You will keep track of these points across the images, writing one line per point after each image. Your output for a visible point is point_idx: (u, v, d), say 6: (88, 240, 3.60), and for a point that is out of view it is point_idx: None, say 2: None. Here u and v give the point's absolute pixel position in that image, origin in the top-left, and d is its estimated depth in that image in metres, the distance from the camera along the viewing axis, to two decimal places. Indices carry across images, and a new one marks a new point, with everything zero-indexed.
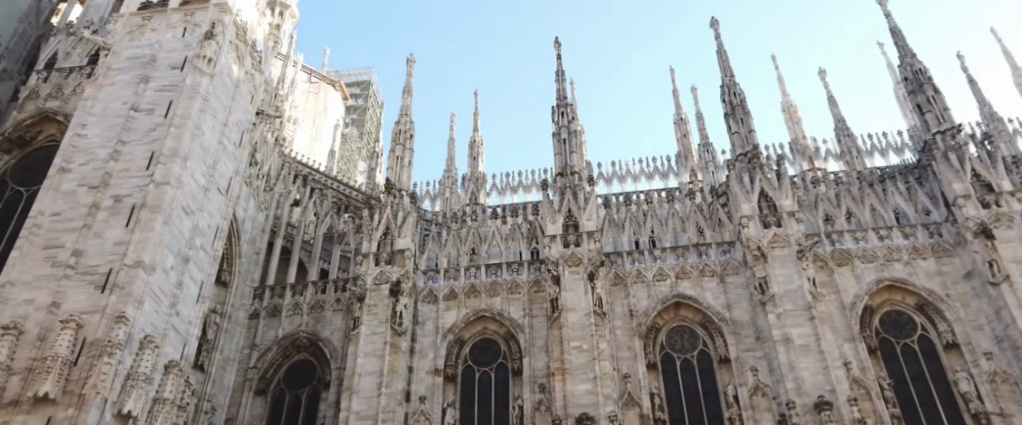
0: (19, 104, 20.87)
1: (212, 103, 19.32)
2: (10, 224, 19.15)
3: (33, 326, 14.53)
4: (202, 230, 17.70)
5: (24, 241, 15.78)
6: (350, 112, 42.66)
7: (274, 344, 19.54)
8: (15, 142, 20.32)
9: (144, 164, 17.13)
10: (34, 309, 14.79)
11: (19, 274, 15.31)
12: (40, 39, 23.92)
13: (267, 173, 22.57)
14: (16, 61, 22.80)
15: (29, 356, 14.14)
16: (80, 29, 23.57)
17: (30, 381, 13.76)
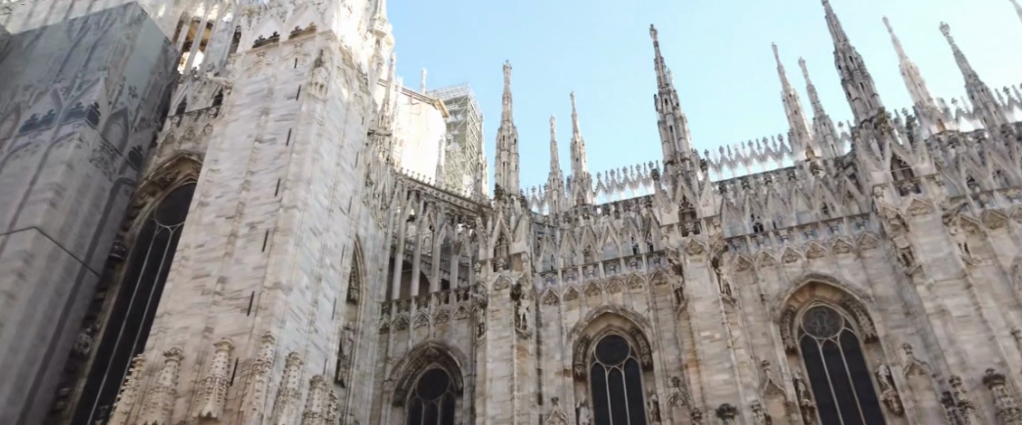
0: (158, 149, 22.60)
1: (328, 127, 19.99)
2: (162, 260, 20.29)
3: (191, 351, 15.36)
4: (330, 249, 18.31)
5: (174, 273, 16.73)
6: (450, 129, 43.41)
7: (406, 356, 19.95)
8: (158, 184, 22.01)
9: (272, 191, 17.84)
10: (190, 336, 15.62)
11: (173, 305, 16.24)
12: (170, 87, 25.01)
13: (382, 192, 23.14)
14: (152, 110, 23.89)
15: (191, 379, 14.95)
16: (205, 74, 24.79)
17: (193, 403, 14.48)
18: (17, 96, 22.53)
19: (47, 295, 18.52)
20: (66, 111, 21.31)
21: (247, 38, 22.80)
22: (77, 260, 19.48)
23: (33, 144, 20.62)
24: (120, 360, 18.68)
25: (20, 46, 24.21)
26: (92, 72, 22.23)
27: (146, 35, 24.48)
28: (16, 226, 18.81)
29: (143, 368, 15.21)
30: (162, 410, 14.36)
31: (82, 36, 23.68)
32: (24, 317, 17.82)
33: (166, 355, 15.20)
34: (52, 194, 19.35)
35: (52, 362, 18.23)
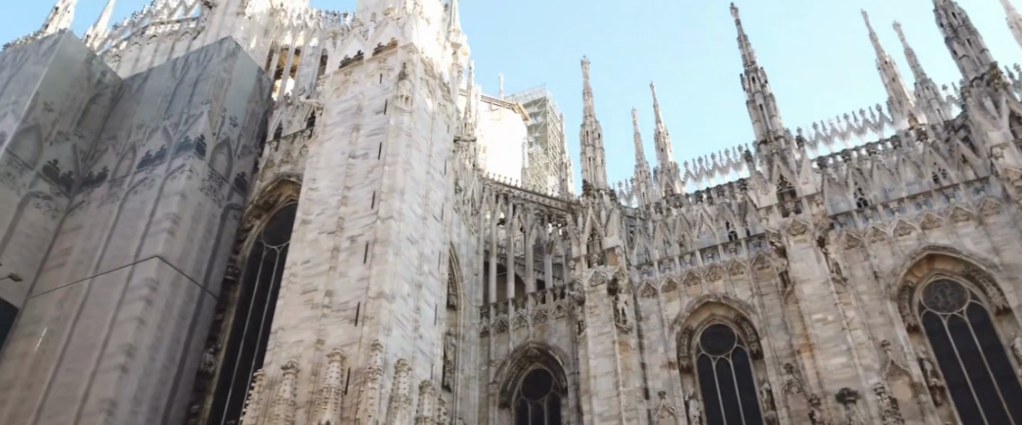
0: (260, 174, 23.27)
1: (416, 137, 20.21)
2: (272, 279, 20.86)
3: (306, 363, 15.66)
4: (428, 256, 18.42)
5: (285, 291, 17.22)
6: (531, 131, 43.29)
7: (508, 357, 19.86)
8: (262, 207, 22.71)
9: (368, 203, 18.15)
10: (303, 348, 15.93)
11: (285, 321, 16.65)
12: (266, 114, 25.70)
13: (472, 198, 23.21)
14: (252, 137, 24.63)
15: (309, 390, 15.17)
16: (298, 98, 25.50)
17: (313, 413, 14.68)
18: (131, 135, 23.44)
19: (173, 319, 19.22)
20: (176, 146, 22.14)
21: (335, 59, 23.40)
22: (197, 284, 20.18)
23: (150, 179, 21.41)
24: (242, 377, 19.23)
25: (131, 89, 25.37)
26: (196, 107, 23.11)
27: (242, 66, 25.31)
28: (140, 255, 19.57)
29: (263, 382, 15.59)
30: (283, 421, 14.61)
31: (185, 74, 24.62)
32: (155, 341, 18.52)
33: (283, 369, 15.55)
34: (170, 223, 20.08)
35: (182, 381, 18.90)
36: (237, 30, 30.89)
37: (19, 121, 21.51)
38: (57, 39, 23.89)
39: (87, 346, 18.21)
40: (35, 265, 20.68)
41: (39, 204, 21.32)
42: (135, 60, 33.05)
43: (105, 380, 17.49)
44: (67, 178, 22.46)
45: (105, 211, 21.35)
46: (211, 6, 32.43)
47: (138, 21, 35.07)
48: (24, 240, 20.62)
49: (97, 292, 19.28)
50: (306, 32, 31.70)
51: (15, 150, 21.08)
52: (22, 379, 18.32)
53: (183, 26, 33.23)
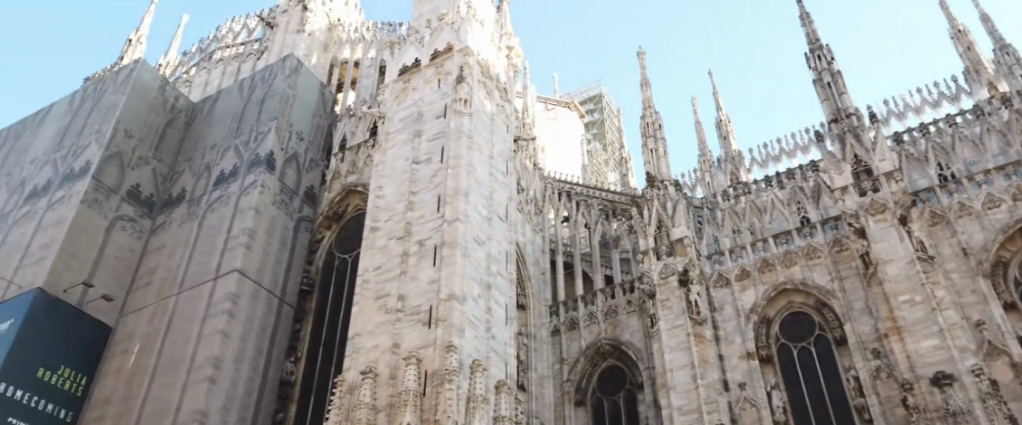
0: (328, 186, 23.64)
1: (477, 140, 20.13)
2: (346, 287, 20.97)
3: (384, 367, 15.66)
4: (495, 257, 18.30)
5: (358, 298, 17.35)
6: (588, 129, 42.86)
7: (581, 355, 19.52)
8: (332, 218, 22.99)
9: (434, 207, 18.21)
10: (380, 353, 15.95)
11: (361, 326, 16.73)
12: (330, 127, 25.92)
13: (534, 197, 23.02)
14: (319, 150, 24.86)
15: (388, 393, 15.14)
16: (360, 109, 25.65)
17: (394, 415, 14.62)
18: (205, 155, 23.99)
19: (255, 330, 19.47)
20: (248, 163, 22.48)
21: (394, 68, 23.58)
22: (275, 296, 20.43)
23: (225, 196, 21.84)
24: (323, 384, 19.37)
25: (203, 111, 25.93)
26: (264, 123, 23.44)
27: (306, 82, 25.58)
28: (221, 270, 19.90)
29: (344, 388, 15.65)
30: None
31: (252, 93, 25.04)
32: (239, 352, 18.79)
33: (363, 373, 15.58)
34: (246, 237, 20.37)
35: (266, 390, 19.13)
36: (299, 48, 31.49)
37: (102, 149, 22.63)
38: (132, 69, 24.93)
39: (177, 360, 18.57)
40: (124, 285, 21.35)
41: (125, 226, 22.08)
42: (203, 83, 34.23)
43: (195, 391, 17.78)
44: (149, 200, 23.22)
45: (186, 229, 21.84)
46: (272, 26, 33.27)
47: (206, 46, 36.60)
48: (113, 262, 21.35)
49: (182, 308, 19.67)
50: (364, 43, 32.00)
51: (100, 177, 22.10)
52: (118, 394, 18.82)
53: (246, 46, 34.34)
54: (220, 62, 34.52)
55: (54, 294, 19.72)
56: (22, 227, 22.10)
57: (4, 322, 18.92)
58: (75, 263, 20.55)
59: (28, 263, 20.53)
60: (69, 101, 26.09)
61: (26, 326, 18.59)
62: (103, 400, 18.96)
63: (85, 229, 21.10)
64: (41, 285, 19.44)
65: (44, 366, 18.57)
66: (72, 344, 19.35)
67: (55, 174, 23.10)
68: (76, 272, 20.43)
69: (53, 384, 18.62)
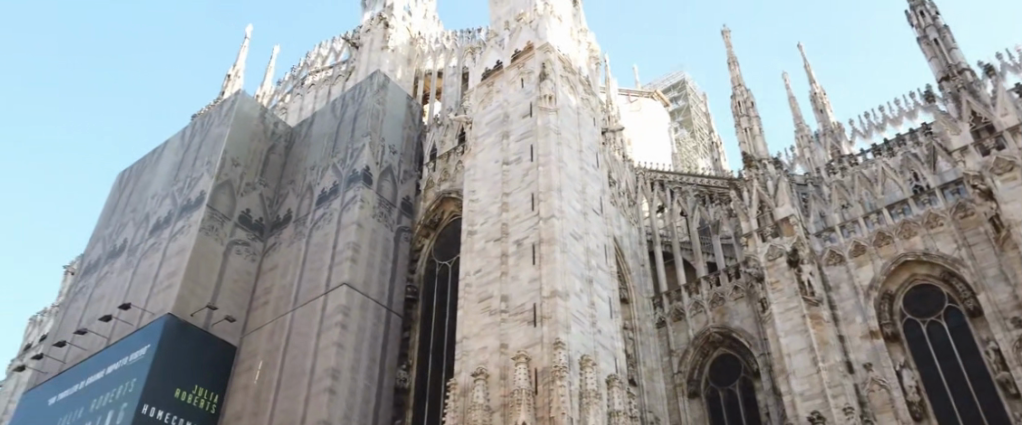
0: (423, 195, 23.82)
1: (566, 135, 19.89)
2: (449, 292, 21.05)
3: (494, 367, 15.59)
4: (595, 251, 18.00)
5: (463, 301, 17.42)
6: (674, 117, 41.89)
7: (689, 345, 18.73)
8: (429, 226, 23.14)
9: (529, 206, 18.17)
10: (489, 354, 15.89)
11: (468, 330, 16.75)
12: (420, 138, 26.13)
13: (627, 189, 22.58)
14: (411, 162, 25.07)
15: (500, 393, 15.03)
16: (448, 118, 25.78)
17: (508, 415, 14.48)
18: (306, 176, 24.50)
19: (366, 340, 19.78)
20: (346, 179, 22.87)
21: (477, 73, 23.63)
22: (382, 306, 20.73)
23: (328, 213, 22.32)
24: (436, 390, 19.39)
25: (300, 134, 26.51)
26: (358, 140, 23.83)
27: (394, 97, 25.81)
28: (330, 284, 20.31)
29: (457, 390, 15.63)
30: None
31: (345, 111, 25.50)
32: (354, 362, 19.12)
33: (474, 375, 15.54)
34: (351, 251, 20.73)
35: (383, 398, 19.36)
36: (384, 64, 31.91)
37: (213, 179, 23.51)
38: (234, 101, 25.85)
39: (297, 374, 19.04)
40: (244, 305, 21.98)
41: (240, 250, 22.78)
42: (298, 109, 35.10)
43: (317, 403, 18.12)
44: (259, 223, 23.89)
45: (295, 247, 22.38)
46: (358, 46, 33.88)
47: (298, 73, 37.55)
48: (232, 285, 22.03)
49: (299, 324, 20.11)
50: (445, 53, 32.17)
51: (214, 205, 22.94)
52: (248, 410, 19.36)
53: (335, 69, 35.06)
54: (312, 88, 35.36)
55: (183, 318, 20.49)
56: (148, 259, 22.97)
57: (141, 347, 19.89)
58: (199, 289, 21.30)
59: (157, 292, 21.36)
60: (179, 138, 27.15)
61: (161, 350, 19.44)
62: (236, 415, 19.53)
63: (205, 256, 21.90)
64: (170, 310, 20.25)
65: (180, 386, 19.40)
66: (203, 365, 20.11)
67: (173, 206, 24.05)
68: (201, 297, 21.18)
69: (190, 403, 19.40)
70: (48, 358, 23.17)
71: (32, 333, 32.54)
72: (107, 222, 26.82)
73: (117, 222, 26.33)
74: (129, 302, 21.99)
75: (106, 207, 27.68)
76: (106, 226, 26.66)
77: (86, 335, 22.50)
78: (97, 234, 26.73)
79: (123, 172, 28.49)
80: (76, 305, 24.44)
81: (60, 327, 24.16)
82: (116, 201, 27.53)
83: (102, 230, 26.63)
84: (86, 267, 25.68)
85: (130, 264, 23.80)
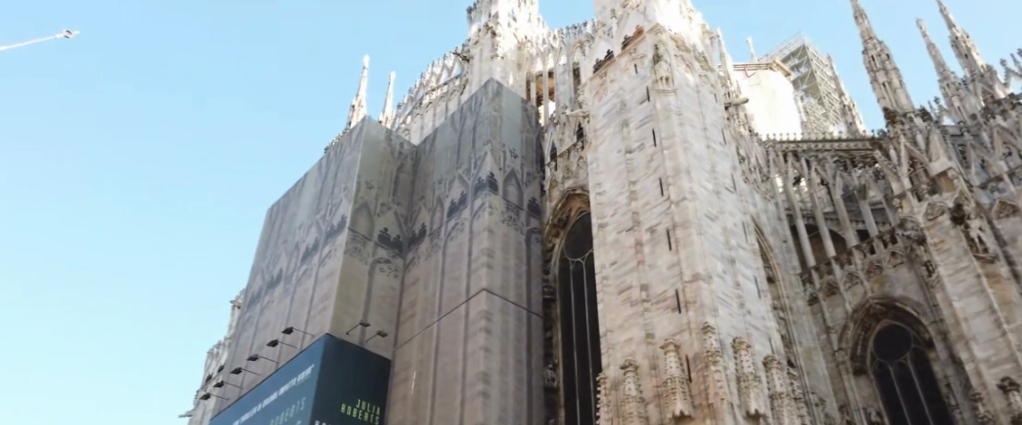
0: (548, 195, 23.55)
1: (688, 114, 19.18)
2: (585, 288, 20.68)
3: (643, 358, 15.08)
4: (733, 230, 17.20)
5: (603, 296, 17.06)
6: (798, 85, 39.94)
7: (848, 320, 17.51)
8: (558, 224, 22.84)
9: (659, 191, 17.62)
10: (636, 346, 15.41)
11: (611, 323, 16.39)
12: (539, 140, 25.90)
13: (758, 164, 21.42)
14: (533, 164, 24.85)
15: (653, 384, 14.52)
16: (563, 114, 25.34)
17: (663, 406, 13.95)
18: (435, 190, 24.72)
19: (511, 343, 19.73)
20: (473, 188, 22.89)
21: (588, 66, 23.19)
22: (522, 308, 20.66)
23: (461, 223, 22.45)
24: (585, 387, 18.99)
25: (425, 150, 26.83)
26: (480, 149, 23.82)
27: (509, 102, 25.68)
28: (470, 292, 20.39)
29: (608, 384, 15.24)
30: (639, 419, 14.12)
31: (464, 122, 25.58)
32: (502, 365, 19.05)
33: (624, 368, 15.09)
34: (486, 257, 20.75)
35: (534, 398, 19.18)
36: (496, 72, 31.91)
37: (352, 202, 24.06)
38: (360, 127, 26.40)
39: (450, 382, 19.10)
40: (392, 318, 22.39)
41: (383, 268, 23.24)
42: (419, 128, 35.61)
43: (472, 407, 18.13)
44: (398, 240, 24.31)
45: (433, 260, 22.58)
46: (469, 58, 34.08)
47: (415, 93, 38.16)
48: (380, 302, 22.47)
49: (445, 334, 20.28)
50: (554, 51, 31.85)
51: (355, 227, 23.49)
52: (407, 420, 19.56)
53: (449, 84, 35.40)
54: (430, 106, 35.83)
55: (339, 336, 20.98)
56: (303, 285, 23.74)
57: (306, 367, 20.44)
58: (352, 308, 21.82)
59: (313, 315, 22.00)
60: (316, 169, 28.00)
61: (324, 368, 19.91)
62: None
63: (353, 276, 22.39)
64: (328, 330, 20.76)
65: (344, 401, 19.78)
66: (361, 379, 20.48)
67: (319, 233, 24.77)
68: (353, 315, 21.69)
69: (355, 417, 19.75)
70: (228, 385, 24.33)
71: (211, 364, 34.31)
72: (263, 255, 27.96)
73: (271, 254, 27.41)
74: (292, 326, 22.78)
75: (260, 241, 28.87)
76: (263, 259, 27.79)
77: (257, 360, 23.47)
78: (256, 267, 27.90)
79: (272, 206, 29.67)
80: (246, 334, 25.58)
81: (236, 355, 25.35)
82: (268, 235, 28.67)
83: (261, 262, 27.80)
84: (250, 298, 26.83)
85: (287, 291, 24.65)
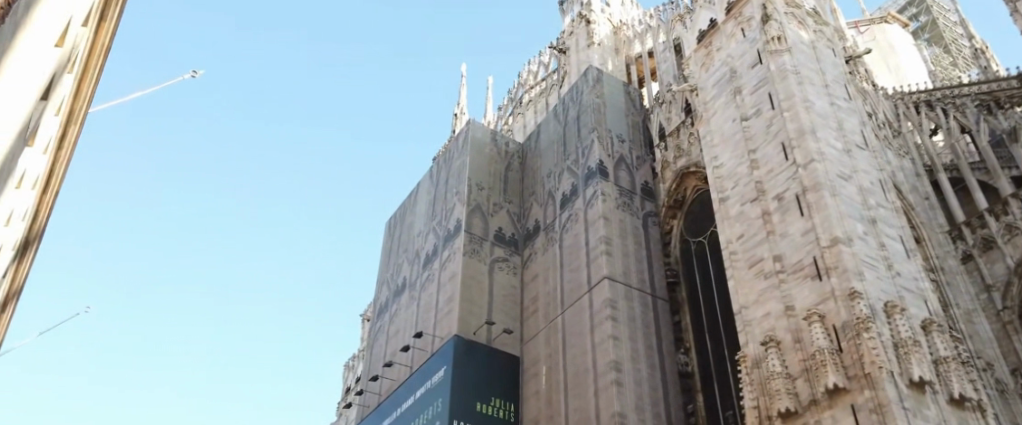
0: (661, 177, 22.62)
1: (806, 73, 18.01)
2: (710, 266, 19.75)
3: (785, 333, 14.16)
4: (870, 189, 15.99)
5: (732, 271, 16.17)
6: (919, 37, 37.46)
7: (1011, 276, 16.13)
8: (675, 206, 21.84)
9: (782, 157, 16.61)
10: (775, 320, 14.51)
11: (745, 299, 15.49)
12: (646, 121, 24.92)
13: (886, 119, 19.85)
14: (642, 146, 23.98)
15: (799, 358, 13.58)
16: (667, 93, 24.34)
17: (814, 380, 13.04)
18: (545, 185, 24.26)
19: (640, 329, 19.08)
20: (583, 178, 22.32)
21: (692, 38, 22.20)
22: (647, 293, 20.00)
23: (574, 213, 21.92)
24: (722, 369, 18.04)
25: (530, 147, 26.41)
26: (586, 137, 23.26)
27: (611, 87, 24.91)
28: (591, 281, 19.84)
29: (749, 363, 14.39)
30: (788, 395, 13.26)
31: (567, 114, 25.03)
32: (633, 352, 18.42)
33: (765, 344, 14.19)
34: (605, 244, 20.17)
35: (669, 384, 18.48)
36: (594, 60, 31.19)
37: (465, 205, 23.96)
38: (466, 130, 26.28)
39: (581, 373, 18.59)
40: (517, 315, 22.08)
41: (502, 267, 22.97)
42: (521, 128, 35.30)
43: (607, 397, 17.58)
44: (513, 238, 23.98)
45: (551, 253, 22.14)
46: (566, 50, 33.43)
47: (515, 93, 37.83)
48: (503, 300, 22.18)
49: (571, 325, 19.81)
50: (652, 30, 30.88)
51: (471, 229, 23.35)
52: (541, 414, 19.17)
53: (548, 80, 34.93)
54: (531, 104, 35.45)
55: (467, 337, 20.88)
56: (427, 290, 23.75)
57: (439, 369, 20.33)
58: (476, 308, 21.66)
59: (440, 318, 21.99)
60: (428, 177, 28.05)
61: (457, 369, 19.75)
62: (534, 421, 19.35)
63: (474, 278, 22.24)
64: (457, 331, 20.66)
65: (481, 400, 19.59)
66: (492, 377, 20.24)
67: (437, 239, 24.74)
68: (478, 315, 21.53)
69: (492, 415, 19.52)
70: (368, 393, 24.61)
71: (349, 377, 34.93)
72: (386, 265, 28.21)
73: (394, 264, 27.60)
74: (421, 330, 22.83)
75: (382, 253, 29.15)
76: (387, 269, 28.03)
77: (392, 366, 23.67)
78: (381, 278, 28.17)
79: (390, 218, 29.92)
80: (378, 343, 25.81)
81: (372, 364, 25.62)
82: (389, 245, 28.90)
83: (384, 273, 28.06)
84: (379, 308, 27.07)
85: (412, 298, 24.70)
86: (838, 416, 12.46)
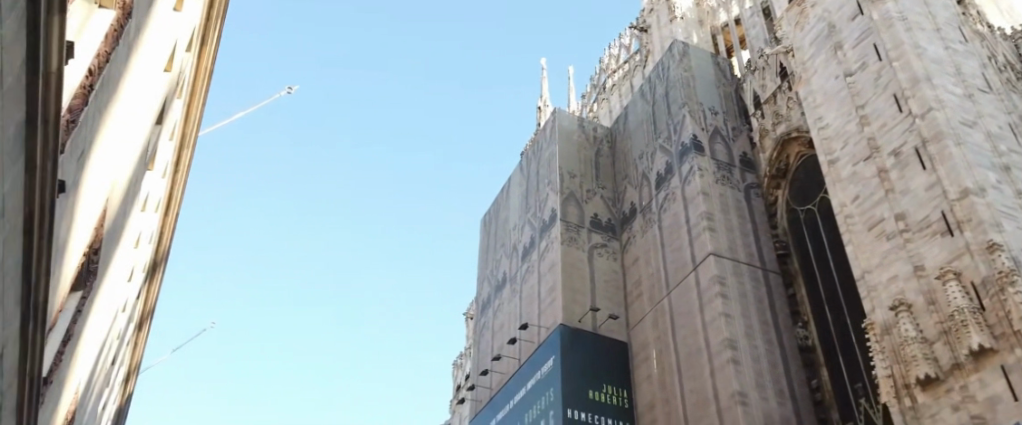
0: (760, 146, 21.54)
1: (914, 18, 16.78)
2: (822, 234, 18.72)
3: (916, 295, 13.20)
4: (998, 134, 14.78)
5: (849, 235, 15.23)
6: None
7: None
8: (777, 175, 20.78)
9: (895, 110, 15.54)
10: (904, 282, 13.54)
11: (866, 262, 14.53)
12: (738, 90, 23.89)
13: (1007, 61, 18.39)
14: (737, 117, 23.02)
15: (935, 321, 12.60)
16: (758, 59, 23.13)
17: (955, 343, 12.09)
18: (638, 166, 23.59)
19: (753, 304, 18.27)
20: (678, 154, 21.56)
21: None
22: (757, 267, 19.16)
23: (672, 192, 21.20)
24: (846, 340, 17.07)
25: (619, 130, 25.75)
26: (676, 113, 22.47)
27: (699, 60, 24.01)
28: (697, 258, 19.11)
29: (879, 330, 13.47)
30: (927, 361, 12.33)
31: (654, 91, 24.26)
32: (748, 329, 17.65)
33: (894, 309, 13.27)
34: (707, 220, 19.39)
35: (790, 359, 17.64)
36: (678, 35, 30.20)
37: (559, 193, 23.49)
38: (552, 119, 25.84)
39: (695, 353, 17.90)
40: (621, 300, 21.53)
41: (602, 253, 22.47)
42: (608, 113, 34.59)
43: (724, 376, 16.85)
44: (610, 223, 23.41)
45: (651, 234, 21.48)
46: (647, 29, 32.53)
47: (598, 79, 37.10)
48: (606, 286, 21.67)
49: (679, 305, 19.13)
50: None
51: (567, 217, 22.88)
52: (656, 398, 18.58)
53: (631, 61, 34.07)
54: (616, 88, 34.67)
55: (573, 325, 20.43)
56: (528, 282, 23.45)
57: (548, 360, 19.93)
58: (579, 295, 21.18)
59: (544, 308, 21.62)
60: (518, 171, 27.73)
61: (565, 357, 19.31)
62: (649, 407, 18.77)
63: (574, 266, 21.79)
64: (561, 320, 20.23)
65: (591, 387, 19.08)
66: (601, 364, 19.73)
67: (533, 230, 24.39)
68: (582, 302, 21.06)
69: (605, 403, 18.99)
70: (479, 388, 24.48)
71: (458, 376, 34.95)
72: (485, 261, 28.04)
73: (493, 260, 27.41)
74: (525, 322, 22.54)
75: (480, 250, 28.99)
76: (486, 266, 27.85)
77: (500, 360, 23.44)
78: (482, 274, 28.00)
79: (484, 214, 29.71)
80: (483, 338, 25.65)
81: (480, 360, 25.49)
82: (486, 242, 28.71)
83: (484, 269, 27.89)
84: (481, 305, 26.93)
85: (514, 292, 24.44)
86: (987, 379, 11.53)
